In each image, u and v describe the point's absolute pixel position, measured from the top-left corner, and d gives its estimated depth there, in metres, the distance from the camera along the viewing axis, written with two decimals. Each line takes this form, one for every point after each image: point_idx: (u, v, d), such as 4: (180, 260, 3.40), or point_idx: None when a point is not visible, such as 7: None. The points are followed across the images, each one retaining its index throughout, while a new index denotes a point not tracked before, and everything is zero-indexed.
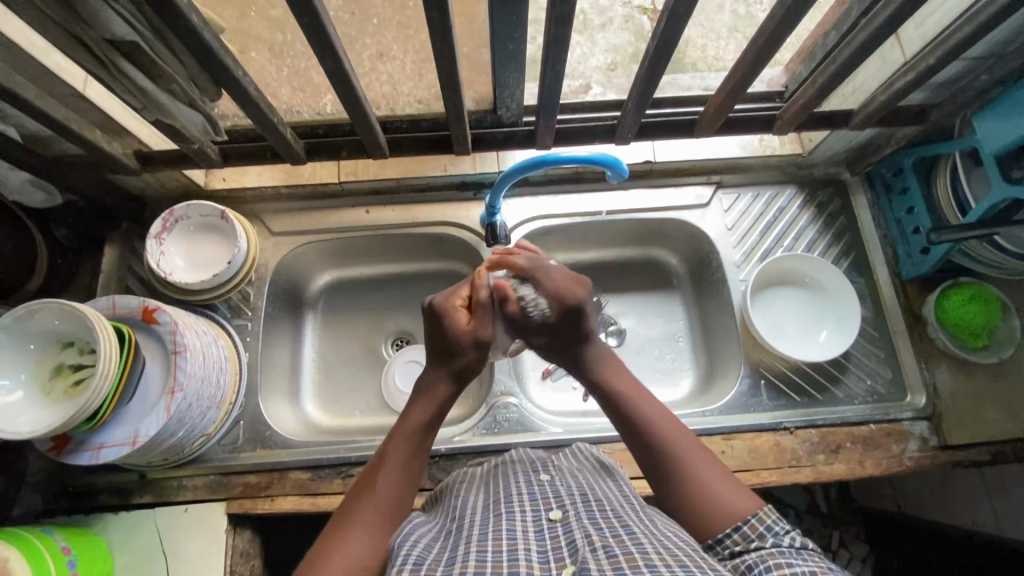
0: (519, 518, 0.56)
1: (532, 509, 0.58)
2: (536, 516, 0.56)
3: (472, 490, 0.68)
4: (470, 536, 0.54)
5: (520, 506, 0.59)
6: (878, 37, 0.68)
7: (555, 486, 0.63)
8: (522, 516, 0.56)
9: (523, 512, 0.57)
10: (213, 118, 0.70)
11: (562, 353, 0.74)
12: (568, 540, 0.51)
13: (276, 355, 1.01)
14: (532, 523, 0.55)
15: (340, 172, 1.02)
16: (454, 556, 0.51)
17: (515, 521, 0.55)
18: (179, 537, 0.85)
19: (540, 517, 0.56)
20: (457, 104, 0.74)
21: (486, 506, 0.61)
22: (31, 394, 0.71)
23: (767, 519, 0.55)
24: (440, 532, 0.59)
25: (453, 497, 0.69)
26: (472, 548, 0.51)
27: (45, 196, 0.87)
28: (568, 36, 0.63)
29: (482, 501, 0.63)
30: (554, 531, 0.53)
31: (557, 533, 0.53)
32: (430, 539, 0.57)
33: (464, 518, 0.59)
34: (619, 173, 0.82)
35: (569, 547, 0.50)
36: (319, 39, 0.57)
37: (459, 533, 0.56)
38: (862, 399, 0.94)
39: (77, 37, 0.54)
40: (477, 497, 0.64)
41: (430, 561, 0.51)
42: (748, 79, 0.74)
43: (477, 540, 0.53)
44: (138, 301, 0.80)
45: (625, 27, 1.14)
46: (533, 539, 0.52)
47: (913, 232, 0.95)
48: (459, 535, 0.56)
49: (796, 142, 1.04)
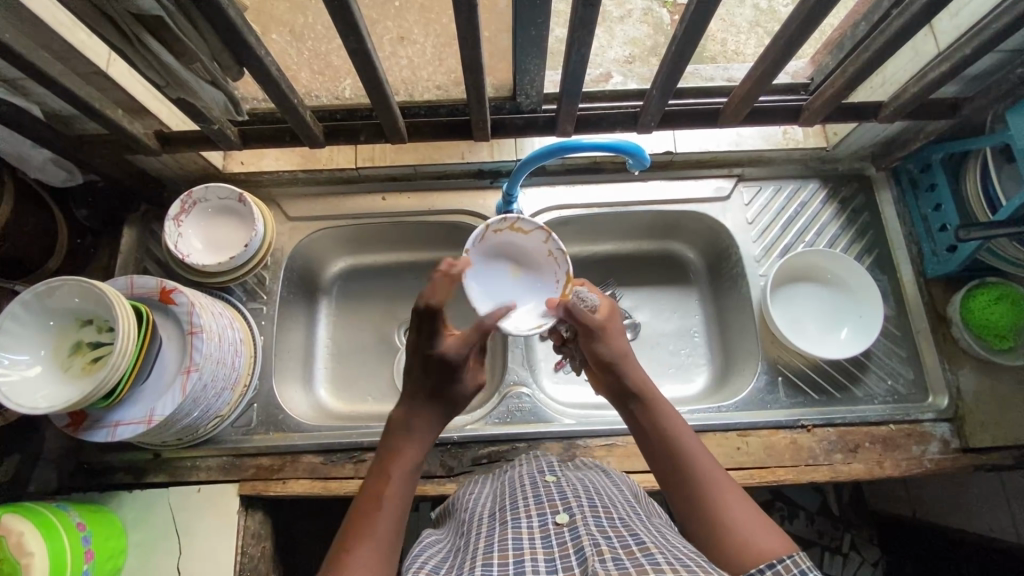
0: (525, 525, 0.56)
1: (538, 513, 0.57)
2: (543, 520, 0.56)
3: (481, 497, 0.68)
4: (476, 549, 0.54)
5: (525, 511, 0.58)
6: (913, 25, 0.66)
7: (561, 488, 0.62)
8: (529, 522, 0.56)
9: (529, 518, 0.57)
10: (234, 96, 0.70)
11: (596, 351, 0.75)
12: (576, 547, 0.50)
13: (290, 340, 1.01)
14: (539, 529, 0.55)
15: (358, 157, 1.01)
16: (462, 573, 0.51)
17: (521, 530, 0.55)
18: (190, 518, 0.86)
19: (548, 521, 0.56)
20: (478, 90, 0.73)
21: (493, 514, 0.61)
22: (49, 370, 0.71)
23: (800, 561, 0.49)
24: (449, 549, 0.60)
25: (462, 508, 0.70)
26: (478, 563, 0.51)
27: (66, 175, 0.88)
28: (594, 20, 0.62)
29: (489, 509, 0.64)
30: (561, 537, 0.53)
31: (565, 538, 0.52)
32: (440, 556, 0.58)
33: (471, 531, 0.60)
34: (640, 162, 0.81)
35: (578, 555, 0.49)
36: (343, 17, 0.57)
37: (465, 548, 0.57)
38: (882, 399, 0.92)
39: (102, 10, 0.53)
40: (484, 507, 0.65)
41: None
42: (775, 69, 0.72)
43: (483, 552, 0.52)
44: (156, 281, 0.80)
45: (644, 21, 1.13)
46: (541, 548, 0.51)
47: (940, 229, 0.92)
48: (465, 549, 0.56)
49: (820, 136, 1.01)
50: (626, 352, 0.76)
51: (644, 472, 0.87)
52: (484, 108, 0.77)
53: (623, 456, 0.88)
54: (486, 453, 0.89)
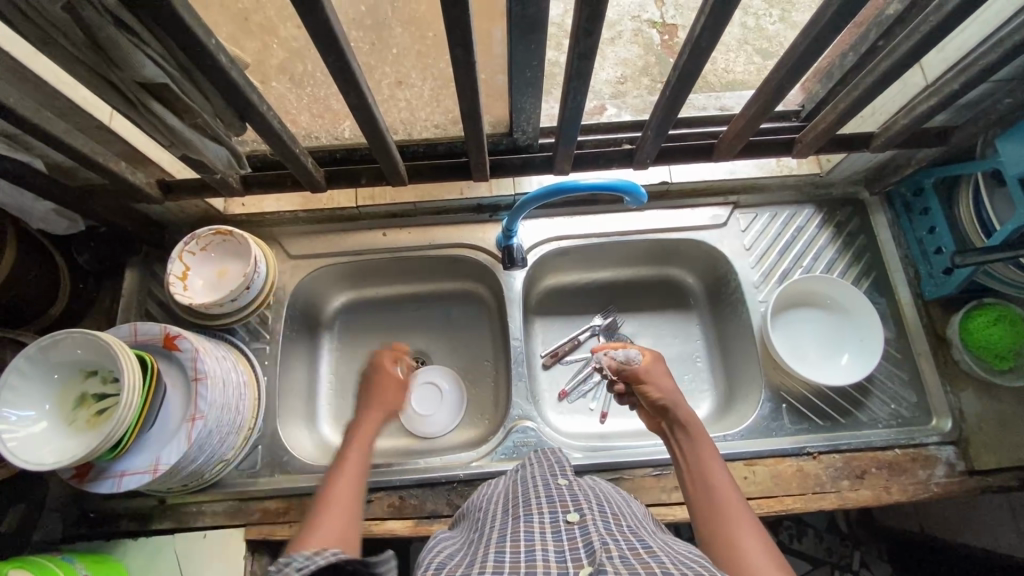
0: (537, 520, 0.56)
1: (550, 511, 0.57)
2: (554, 517, 0.56)
3: (494, 498, 0.68)
4: (489, 540, 0.55)
5: (537, 508, 0.58)
6: (901, 65, 0.67)
7: (573, 490, 0.62)
8: (540, 518, 0.56)
9: (539, 514, 0.57)
10: (238, 151, 0.71)
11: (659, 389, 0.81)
12: (585, 542, 0.51)
13: (292, 378, 1.01)
14: (549, 524, 0.55)
15: (358, 196, 1.03)
16: (476, 557, 0.52)
17: (532, 524, 0.55)
18: (197, 565, 0.85)
19: (558, 518, 0.56)
20: (476, 134, 0.74)
21: (505, 511, 0.61)
22: (54, 424, 0.71)
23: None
24: (462, 544, 0.61)
25: (475, 510, 0.71)
26: (492, 550, 0.51)
27: (68, 224, 0.89)
28: (590, 69, 0.63)
29: (500, 507, 0.64)
30: (571, 533, 0.53)
31: (575, 535, 0.53)
32: (453, 550, 0.59)
33: (484, 526, 0.61)
34: (637, 198, 0.82)
35: (586, 548, 0.50)
36: (343, 74, 0.58)
37: (477, 541, 0.57)
38: (886, 423, 0.93)
39: (106, 78, 0.54)
40: (494, 505, 0.65)
41: (451, 566, 0.53)
42: (767, 107, 0.73)
43: (496, 542, 0.53)
44: (159, 328, 0.81)
45: (635, 41, 1.15)
46: (551, 541, 0.52)
47: (936, 252, 0.94)
48: (479, 541, 0.56)
49: (813, 163, 1.03)
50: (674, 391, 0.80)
51: (652, 505, 0.87)
52: (482, 151, 0.78)
53: (631, 490, 0.88)
54: None
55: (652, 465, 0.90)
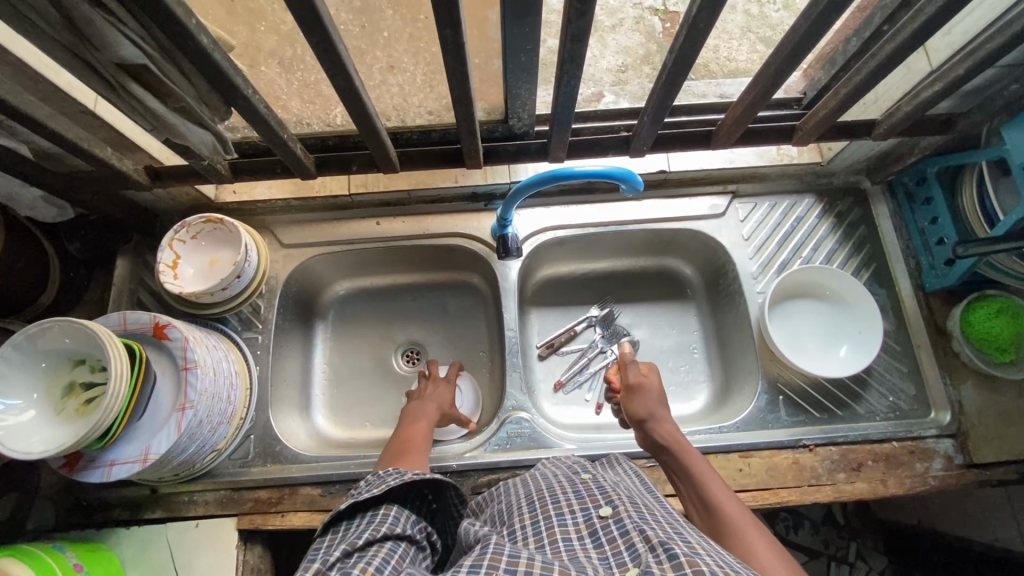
0: (570, 521, 0.56)
1: (581, 508, 0.58)
2: (587, 515, 0.56)
3: (515, 491, 0.69)
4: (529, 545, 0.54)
5: (568, 506, 0.59)
6: (905, 48, 0.65)
7: (599, 484, 0.63)
8: (573, 518, 0.56)
9: (572, 513, 0.57)
10: (223, 135, 0.69)
11: (650, 405, 0.81)
12: (626, 544, 0.50)
13: (286, 368, 1.00)
14: (584, 525, 0.55)
15: (351, 183, 1.01)
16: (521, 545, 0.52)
17: (567, 528, 0.55)
18: (190, 554, 0.85)
19: (592, 516, 0.56)
20: (469, 119, 0.73)
21: (533, 506, 0.61)
22: (43, 413, 0.70)
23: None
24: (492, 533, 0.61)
25: (496, 502, 0.71)
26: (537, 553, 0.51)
27: (57, 211, 0.88)
28: (584, 52, 0.61)
29: (525, 501, 0.64)
30: (608, 532, 0.53)
31: (612, 534, 0.52)
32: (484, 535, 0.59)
33: (515, 520, 0.60)
34: (634, 186, 0.80)
35: (629, 551, 0.49)
36: (330, 57, 0.56)
37: (514, 536, 0.57)
38: (884, 415, 0.92)
39: (85, 60, 0.53)
40: (519, 498, 0.66)
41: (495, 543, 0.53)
42: (766, 94, 0.72)
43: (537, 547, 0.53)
44: (149, 316, 0.79)
45: (636, 29, 1.13)
46: (591, 546, 0.52)
47: (938, 243, 0.92)
48: (516, 540, 0.56)
49: (814, 151, 1.02)
50: (658, 408, 0.81)
51: None
52: (475, 137, 0.76)
53: None
54: (485, 482, 0.89)
55: (646, 457, 0.89)
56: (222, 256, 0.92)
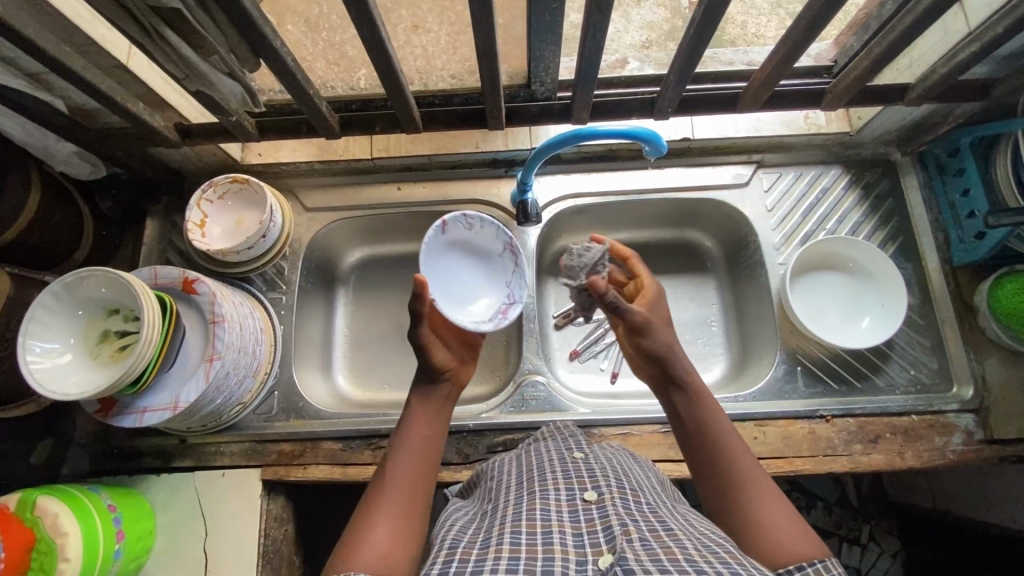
0: (553, 497, 0.56)
1: (566, 487, 0.58)
2: (571, 495, 0.56)
3: (506, 469, 0.68)
4: (504, 516, 0.55)
5: (554, 484, 0.59)
6: (942, 4, 0.64)
7: (589, 465, 0.62)
8: (557, 495, 0.57)
9: (557, 491, 0.57)
10: (252, 89, 0.71)
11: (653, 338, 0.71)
12: (603, 525, 0.51)
13: (308, 328, 1.03)
14: (566, 502, 0.55)
15: (373, 148, 1.02)
16: (490, 538, 0.51)
17: (549, 501, 0.55)
18: (216, 501, 0.89)
19: (576, 497, 0.56)
20: (492, 77, 0.73)
21: (520, 483, 0.61)
22: (79, 358, 0.73)
23: (834, 568, 0.50)
24: (476, 514, 0.61)
25: (489, 477, 0.70)
26: (506, 530, 0.51)
27: (91, 167, 0.91)
28: (610, 5, 0.61)
29: (516, 478, 0.64)
30: (589, 514, 0.53)
31: (593, 515, 0.53)
32: (467, 521, 0.58)
33: (500, 498, 0.60)
34: (657, 148, 0.80)
35: (605, 533, 0.50)
36: (356, 7, 0.56)
37: (494, 513, 0.57)
38: (904, 389, 0.91)
39: (121, 4, 0.54)
40: (511, 473, 0.66)
41: (465, 543, 0.52)
42: (795, 52, 0.70)
43: (511, 521, 0.53)
44: (179, 271, 0.82)
45: (661, 4, 1.08)
46: (568, 521, 0.52)
47: (968, 216, 0.90)
48: (494, 516, 0.56)
49: (843, 120, 0.99)
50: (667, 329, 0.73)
51: (660, 460, 0.87)
52: (498, 96, 0.77)
53: (638, 445, 0.88)
54: (501, 442, 0.90)
55: (659, 422, 0.90)
56: (245, 216, 0.94)
